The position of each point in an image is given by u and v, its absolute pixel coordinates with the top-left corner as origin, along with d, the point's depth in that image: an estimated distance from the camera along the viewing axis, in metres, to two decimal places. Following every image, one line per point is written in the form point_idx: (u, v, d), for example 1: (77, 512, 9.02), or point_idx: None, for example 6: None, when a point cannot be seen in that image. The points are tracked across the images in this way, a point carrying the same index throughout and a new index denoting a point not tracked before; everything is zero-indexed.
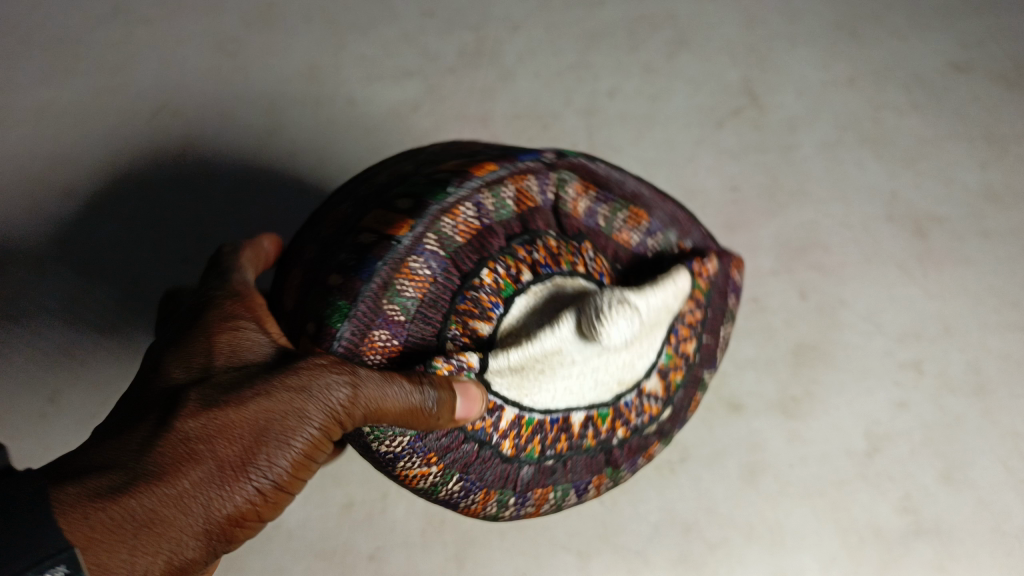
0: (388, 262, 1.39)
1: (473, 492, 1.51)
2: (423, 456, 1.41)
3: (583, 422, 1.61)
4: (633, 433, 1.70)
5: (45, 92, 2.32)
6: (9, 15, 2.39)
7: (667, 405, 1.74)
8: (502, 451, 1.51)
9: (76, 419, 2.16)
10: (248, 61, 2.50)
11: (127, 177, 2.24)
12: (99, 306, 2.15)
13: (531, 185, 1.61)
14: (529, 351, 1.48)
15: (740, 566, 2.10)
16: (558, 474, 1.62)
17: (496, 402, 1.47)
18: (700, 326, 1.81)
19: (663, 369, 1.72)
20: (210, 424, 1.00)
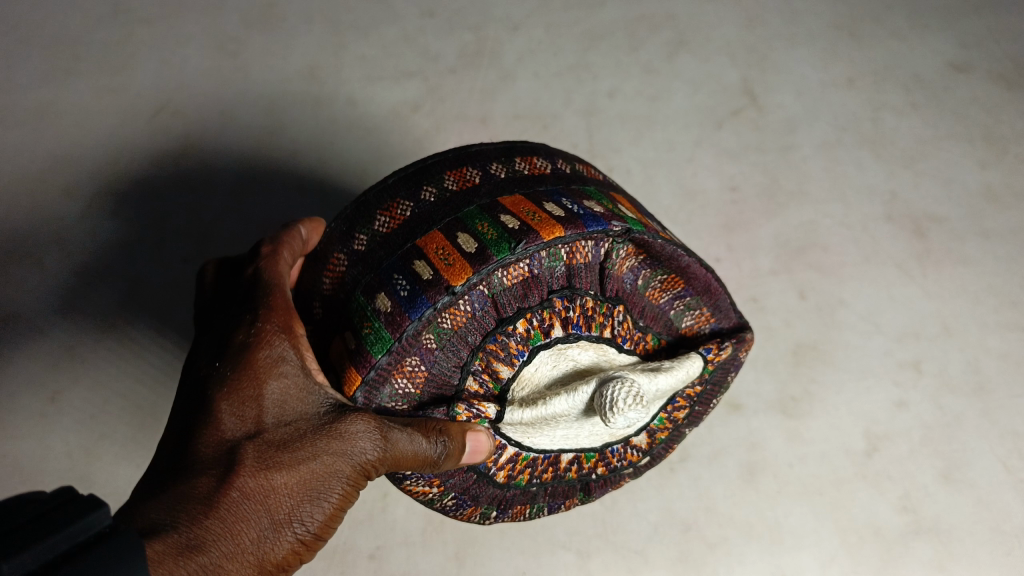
0: (437, 308, 1.37)
1: (464, 506, 1.59)
2: (427, 479, 1.49)
3: (570, 460, 1.59)
4: (611, 472, 1.67)
5: (50, 91, 2.54)
6: (25, 20, 2.67)
7: (646, 454, 1.71)
8: (495, 479, 1.54)
9: (76, 419, 2.20)
10: (248, 61, 2.67)
11: (129, 177, 2.37)
12: (99, 302, 2.26)
13: (588, 244, 1.47)
14: (541, 412, 1.47)
15: (739, 566, 2.09)
16: (537, 496, 1.64)
17: (500, 440, 1.48)
18: (697, 398, 1.73)
19: (652, 429, 1.68)
20: (263, 484, 1.16)
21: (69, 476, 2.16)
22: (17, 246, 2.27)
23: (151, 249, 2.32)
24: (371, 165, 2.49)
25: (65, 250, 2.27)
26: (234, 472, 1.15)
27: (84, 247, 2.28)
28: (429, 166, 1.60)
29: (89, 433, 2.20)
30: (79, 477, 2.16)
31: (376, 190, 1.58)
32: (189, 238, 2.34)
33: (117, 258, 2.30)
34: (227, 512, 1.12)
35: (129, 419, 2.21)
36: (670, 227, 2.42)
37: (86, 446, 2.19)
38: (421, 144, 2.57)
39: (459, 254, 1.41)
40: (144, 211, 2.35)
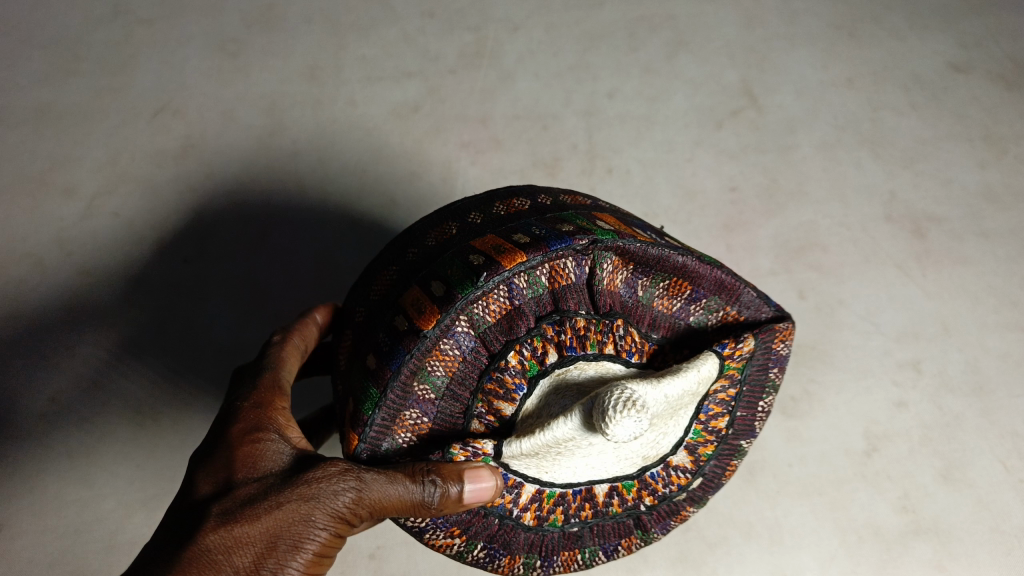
0: (416, 353, 1.36)
1: (501, 556, 1.53)
2: (445, 529, 1.46)
3: (607, 493, 1.52)
4: (661, 500, 1.59)
5: (51, 92, 2.66)
6: (24, 20, 2.78)
7: (697, 474, 1.61)
8: (523, 522, 1.49)
9: (77, 418, 2.33)
10: (247, 59, 2.74)
11: (128, 180, 2.54)
12: (101, 300, 2.39)
13: (566, 264, 1.43)
14: (540, 439, 1.37)
15: (740, 566, 2.10)
16: (584, 538, 1.57)
17: (515, 479, 1.44)
18: (734, 399, 1.61)
19: (691, 445, 1.58)
20: (228, 537, 1.17)
21: (69, 477, 2.31)
22: (20, 247, 2.45)
23: (151, 252, 2.44)
24: (369, 166, 2.56)
25: (65, 252, 2.43)
26: (199, 528, 1.17)
27: (83, 249, 2.43)
28: (414, 233, 1.67)
29: (90, 434, 2.33)
30: (78, 478, 2.31)
31: (373, 266, 1.67)
32: (185, 241, 2.46)
33: (115, 259, 2.42)
34: (189, 567, 1.13)
35: (130, 420, 2.34)
36: (669, 227, 2.44)
37: (86, 447, 2.33)
38: (421, 144, 2.60)
39: (430, 300, 1.40)
40: (140, 214, 2.48)
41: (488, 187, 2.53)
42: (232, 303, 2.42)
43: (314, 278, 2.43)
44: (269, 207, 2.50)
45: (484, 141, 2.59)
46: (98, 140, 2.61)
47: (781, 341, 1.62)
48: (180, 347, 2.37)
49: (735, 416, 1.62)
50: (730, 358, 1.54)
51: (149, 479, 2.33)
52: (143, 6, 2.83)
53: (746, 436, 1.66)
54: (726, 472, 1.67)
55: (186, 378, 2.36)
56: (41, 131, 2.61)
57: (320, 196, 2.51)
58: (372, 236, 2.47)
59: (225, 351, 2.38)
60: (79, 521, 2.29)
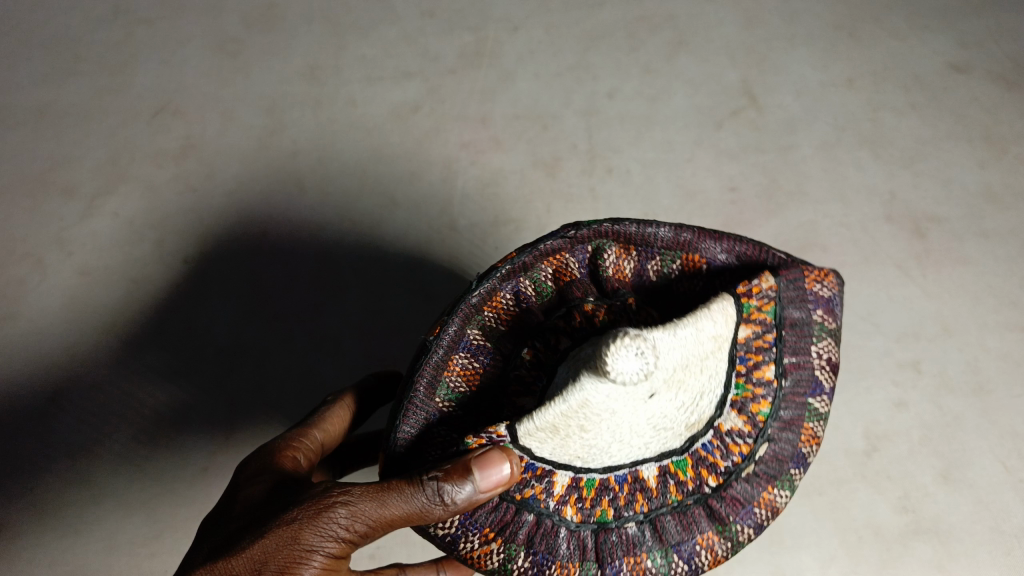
0: (430, 366, 1.39)
1: (553, 564, 1.37)
2: (478, 532, 1.36)
3: (657, 475, 1.39)
4: (727, 479, 1.42)
5: (46, 94, 2.73)
6: (25, 20, 2.84)
7: (762, 440, 1.44)
8: (566, 518, 1.38)
9: (76, 418, 2.33)
10: (246, 60, 2.76)
11: (128, 181, 2.59)
12: (101, 301, 2.42)
13: (565, 261, 1.49)
14: (553, 410, 1.25)
15: (739, 566, 2.13)
16: (647, 539, 1.39)
17: (544, 467, 1.36)
18: (780, 347, 1.45)
19: (738, 406, 1.43)
20: (215, 571, 1.21)
21: (70, 477, 2.30)
22: (20, 246, 2.51)
23: (151, 251, 2.48)
24: (369, 166, 2.56)
25: (66, 252, 2.50)
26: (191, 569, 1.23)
27: (83, 249, 2.50)
28: None
29: (90, 434, 2.32)
30: (78, 478, 2.30)
31: None
32: (184, 240, 2.48)
33: (115, 258, 2.47)
34: None
35: (128, 420, 2.32)
36: None
37: (85, 446, 2.31)
38: (421, 144, 2.60)
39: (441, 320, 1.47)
40: (140, 214, 2.53)
41: (488, 186, 2.52)
42: (231, 302, 2.41)
43: (314, 278, 2.42)
44: (269, 207, 2.51)
45: (485, 141, 2.59)
46: (98, 140, 2.65)
47: (817, 281, 1.50)
48: (179, 346, 2.37)
49: (785, 365, 1.45)
50: (749, 298, 1.42)
51: (150, 480, 2.30)
52: (144, 7, 2.85)
53: (812, 391, 1.47)
54: (801, 437, 1.46)
55: (184, 380, 2.34)
56: (41, 132, 2.67)
57: (320, 195, 2.52)
58: (370, 235, 2.45)
59: (224, 351, 2.37)
60: (80, 521, 2.28)
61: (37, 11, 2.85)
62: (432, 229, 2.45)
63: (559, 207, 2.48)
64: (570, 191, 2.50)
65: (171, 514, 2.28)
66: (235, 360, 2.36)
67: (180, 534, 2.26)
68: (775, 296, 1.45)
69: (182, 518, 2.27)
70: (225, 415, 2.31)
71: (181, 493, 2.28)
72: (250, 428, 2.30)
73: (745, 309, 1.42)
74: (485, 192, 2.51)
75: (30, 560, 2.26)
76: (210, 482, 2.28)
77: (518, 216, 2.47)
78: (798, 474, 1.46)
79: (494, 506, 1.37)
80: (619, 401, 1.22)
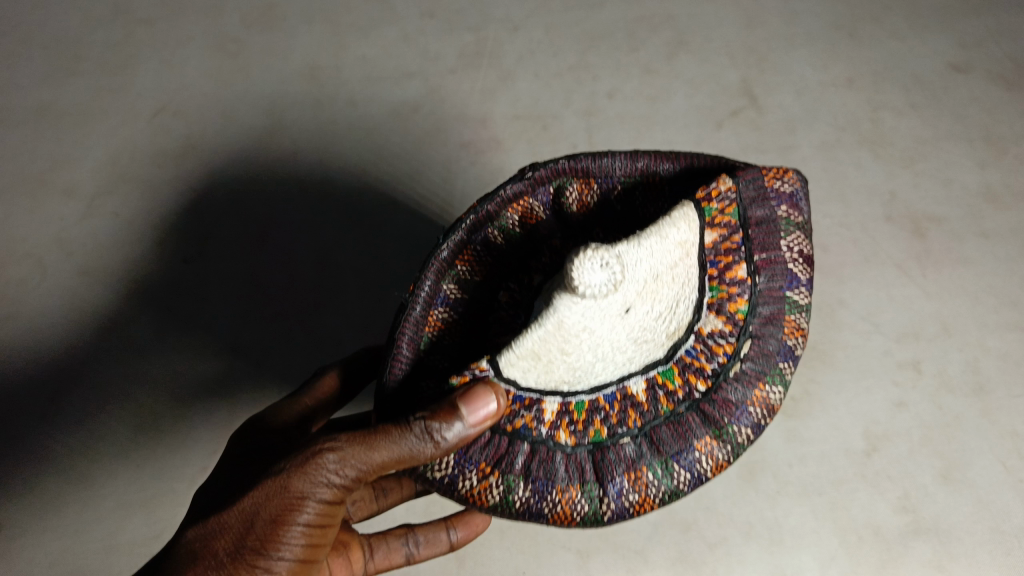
0: (411, 323, 1.46)
1: (556, 489, 1.39)
2: (474, 467, 1.39)
3: (644, 390, 1.45)
4: (715, 382, 1.43)
5: (49, 93, 2.73)
6: (25, 21, 2.84)
7: (745, 338, 1.44)
8: (561, 442, 1.41)
9: (75, 419, 2.31)
10: (247, 60, 2.77)
11: (128, 181, 2.59)
12: (100, 302, 2.41)
13: (528, 203, 1.55)
14: (533, 335, 1.31)
15: (740, 566, 2.09)
16: (644, 454, 1.42)
17: (531, 396, 1.42)
18: (750, 245, 1.46)
19: (714, 310, 1.45)
20: (220, 518, 1.37)
21: (69, 478, 2.29)
22: (21, 247, 2.52)
23: (152, 251, 2.48)
24: (370, 166, 2.54)
25: (66, 252, 2.49)
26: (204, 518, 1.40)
27: (83, 249, 2.49)
28: None
29: (90, 434, 2.31)
30: (78, 478, 2.29)
31: None
32: (185, 240, 2.49)
33: (114, 258, 2.47)
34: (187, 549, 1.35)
35: (130, 421, 2.32)
36: None
37: (86, 446, 2.30)
38: (421, 143, 2.59)
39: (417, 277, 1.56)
40: (140, 214, 2.53)
41: (488, 186, 2.51)
42: (231, 302, 2.41)
43: (315, 279, 2.42)
44: (269, 207, 2.51)
45: (485, 142, 2.59)
46: (99, 141, 2.66)
47: (776, 177, 1.50)
48: (181, 346, 2.36)
49: (756, 263, 1.46)
50: (712, 203, 1.43)
51: (150, 479, 2.30)
52: (144, 7, 2.86)
53: (789, 285, 1.48)
54: (784, 330, 1.47)
55: (185, 379, 2.34)
56: (42, 132, 2.68)
57: (320, 195, 2.52)
58: (369, 233, 2.45)
59: (224, 352, 2.36)
60: (79, 521, 2.27)
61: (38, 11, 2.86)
62: (433, 228, 2.42)
63: None
64: None
65: (171, 514, 2.26)
66: (235, 361, 2.34)
67: None
68: (736, 197, 1.45)
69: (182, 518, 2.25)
70: (225, 413, 2.31)
71: (180, 493, 2.27)
72: None
73: (711, 214, 1.43)
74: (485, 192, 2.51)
75: (27, 562, 2.23)
76: None
77: None
78: (788, 368, 1.47)
79: (485, 440, 1.40)
80: (592, 318, 1.30)
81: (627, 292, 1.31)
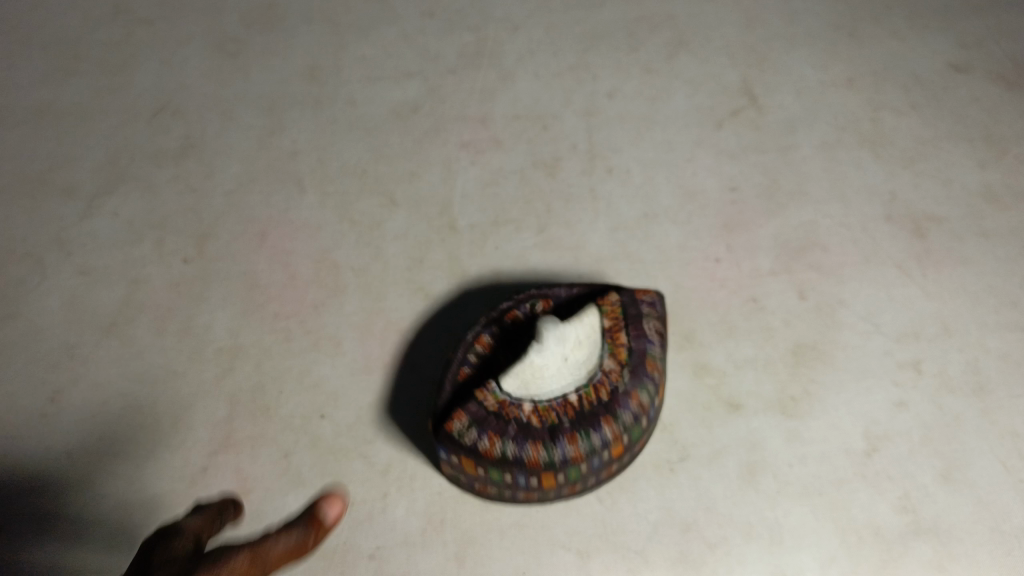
0: (450, 372, 1.97)
1: (528, 444, 1.81)
2: (484, 435, 1.82)
3: (577, 400, 1.86)
4: (617, 395, 1.86)
5: (49, 94, 2.83)
6: (31, 31, 3.01)
7: (626, 372, 1.89)
8: (527, 423, 1.83)
9: (74, 419, 2.19)
10: (246, 61, 2.89)
11: (127, 180, 2.63)
12: (99, 301, 2.40)
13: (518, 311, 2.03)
14: (519, 366, 1.86)
15: (740, 567, 1.89)
16: (568, 443, 1.81)
17: (510, 398, 1.87)
18: (630, 327, 1.97)
19: (606, 362, 1.91)
20: None
21: (69, 477, 2.09)
22: (20, 246, 2.51)
23: (151, 250, 2.48)
24: (369, 167, 2.60)
25: (65, 252, 2.49)
26: None
27: (82, 249, 2.49)
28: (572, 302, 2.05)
29: (91, 431, 2.16)
30: (79, 478, 2.09)
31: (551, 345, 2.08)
32: (184, 239, 2.50)
33: (114, 258, 2.47)
34: None
35: (133, 418, 2.19)
36: (669, 227, 2.42)
37: (87, 445, 2.14)
38: (421, 142, 2.63)
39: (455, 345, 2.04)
40: (139, 214, 2.56)
41: (488, 186, 2.53)
42: (230, 302, 2.36)
43: (313, 277, 2.39)
44: (269, 207, 2.54)
45: (485, 142, 2.62)
46: (98, 141, 2.71)
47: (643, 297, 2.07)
48: (181, 344, 2.30)
49: (634, 365, 1.90)
50: (603, 307, 1.99)
51: (150, 478, 2.08)
52: (151, 15, 3.05)
53: (653, 343, 1.96)
54: (649, 369, 1.91)
55: (184, 378, 2.24)
56: (42, 132, 2.74)
57: (320, 196, 2.55)
58: (371, 233, 2.46)
59: (224, 350, 2.28)
60: (78, 522, 2.03)
61: (48, 23, 3.03)
62: (432, 228, 2.46)
63: (559, 205, 2.48)
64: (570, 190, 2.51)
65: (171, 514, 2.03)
66: (234, 359, 2.26)
67: None
68: (619, 304, 2.01)
69: None
70: (225, 410, 2.17)
71: (183, 493, 2.06)
72: (248, 424, 2.14)
73: (605, 309, 1.98)
74: (485, 192, 2.52)
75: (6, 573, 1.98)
76: (212, 482, 2.07)
77: (517, 216, 2.47)
78: (651, 384, 1.90)
79: (483, 426, 1.83)
80: (551, 358, 1.87)
81: (570, 347, 1.90)
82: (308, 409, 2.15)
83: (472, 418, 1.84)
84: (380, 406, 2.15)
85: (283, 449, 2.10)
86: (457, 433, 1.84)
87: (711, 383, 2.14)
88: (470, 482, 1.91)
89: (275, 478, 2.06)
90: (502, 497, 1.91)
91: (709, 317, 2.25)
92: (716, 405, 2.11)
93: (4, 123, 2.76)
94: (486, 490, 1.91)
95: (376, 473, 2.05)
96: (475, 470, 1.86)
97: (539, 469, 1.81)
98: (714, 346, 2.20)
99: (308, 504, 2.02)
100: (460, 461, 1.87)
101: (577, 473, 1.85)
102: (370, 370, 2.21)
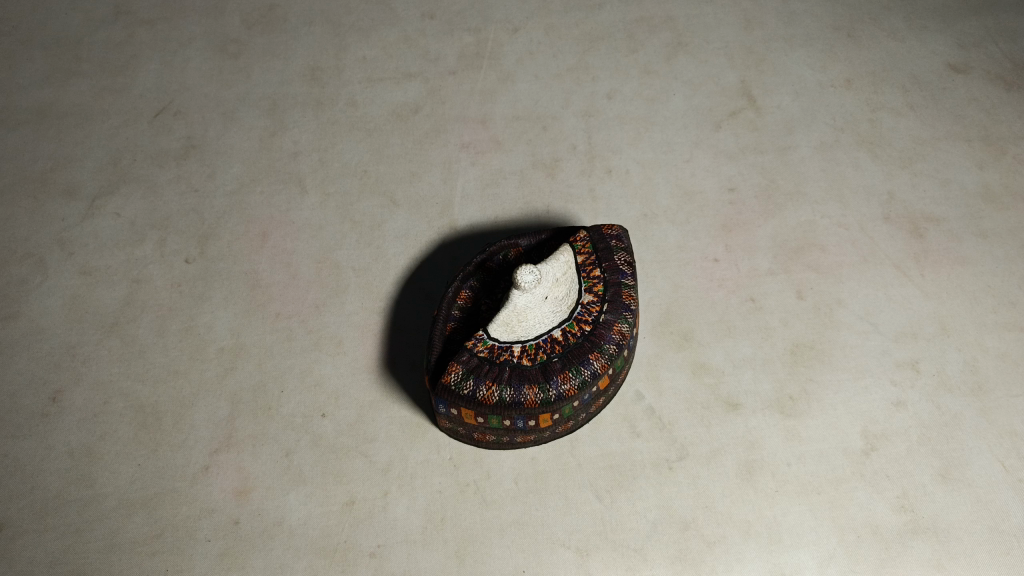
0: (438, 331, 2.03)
1: (524, 386, 1.88)
2: (482, 381, 1.89)
3: (562, 334, 1.95)
4: (598, 324, 1.96)
5: (51, 94, 2.88)
6: (33, 33, 3.07)
7: (603, 301, 2.00)
8: (521, 363, 1.91)
9: (75, 417, 2.20)
10: (248, 61, 2.94)
11: (128, 181, 2.65)
12: (98, 301, 2.40)
13: (494, 261, 2.15)
14: (506, 311, 1.96)
15: (738, 567, 1.90)
16: (563, 373, 1.89)
17: (500, 340, 1.95)
18: (600, 260, 2.06)
19: (583, 296, 2.01)
20: None
21: (71, 477, 2.10)
22: (21, 247, 2.52)
23: (152, 250, 2.49)
24: (370, 167, 2.62)
25: (67, 252, 2.51)
26: None
27: (84, 249, 2.51)
28: (543, 248, 2.16)
29: (91, 432, 2.17)
30: (80, 477, 2.10)
31: None
32: (185, 239, 2.51)
33: (116, 258, 2.49)
34: None
35: (132, 419, 2.19)
36: (668, 227, 2.43)
37: (87, 445, 2.15)
38: (422, 142, 2.66)
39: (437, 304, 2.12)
40: (140, 214, 2.57)
41: (488, 186, 2.54)
42: (231, 302, 2.37)
43: (314, 277, 2.40)
44: (270, 207, 2.56)
45: (484, 142, 2.65)
46: (100, 141, 2.75)
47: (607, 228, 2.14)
48: (182, 345, 2.31)
49: (610, 292, 2.02)
50: (575, 246, 2.08)
51: (150, 478, 2.09)
52: (152, 14, 3.10)
53: (626, 273, 2.06)
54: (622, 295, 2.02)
55: (184, 377, 2.25)
56: (42, 132, 2.78)
57: (320, 196, 2.57)
58: (371, 233, 2.47)
59: (225, 351, 2.28)
60: (80, 520, 2.04)
61: (51, 26, 3.09)
62: (432, 227, 2.47)
63: (559, 205, 2.49)
64: (570, 191, 2.52)
65: (172, 513, 2.04)
66: (236, 359, 2.26)
67: (181, 534, 2.01)
68: (587, 240, 2.10)
69: (183, 518, 2.03)
70: (226, 410, 2.18)
71: (183, 492, 2.07)
72: (249, 424, 2.15)
73: (576, 247, 2.08)
74: (485, 192, 2.53)
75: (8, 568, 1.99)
76: (212, 481, 2.08)
77: (518, 217, 2.47)
78: (627, 309, 2.00)
79: (482, 372, 1.90)
80: (531, 301, 1.96)
81: (548, 286, 2.00)
82: (309, 408, 2.16)
83: (467, 369, 1.90)
84: (380, 406, 2.16)
85: (284, 449, 2.10)
86: (455, 385, 1.89)
87: (709, 381, 2.15)
88: (469, 431, 2.00)
89: (275, 477, 2.06)
90: (501, 439, 2.00)
91: (708, 317, 2.26)
92: (715, 404, 2.11)
93: (6, 124, 2.81)
94: (484, 436, 2.00)
95: (376, 472, 2.06)
96: (475, 418, 1.93)
97: (537, 409, 1.89)
98: (712, 346, 2.21)
99: (309, 504, 2.02)
100: (459, 412, 1.93)
101: (569, 408, 1.94)
102: (370, 369, 2.22)
